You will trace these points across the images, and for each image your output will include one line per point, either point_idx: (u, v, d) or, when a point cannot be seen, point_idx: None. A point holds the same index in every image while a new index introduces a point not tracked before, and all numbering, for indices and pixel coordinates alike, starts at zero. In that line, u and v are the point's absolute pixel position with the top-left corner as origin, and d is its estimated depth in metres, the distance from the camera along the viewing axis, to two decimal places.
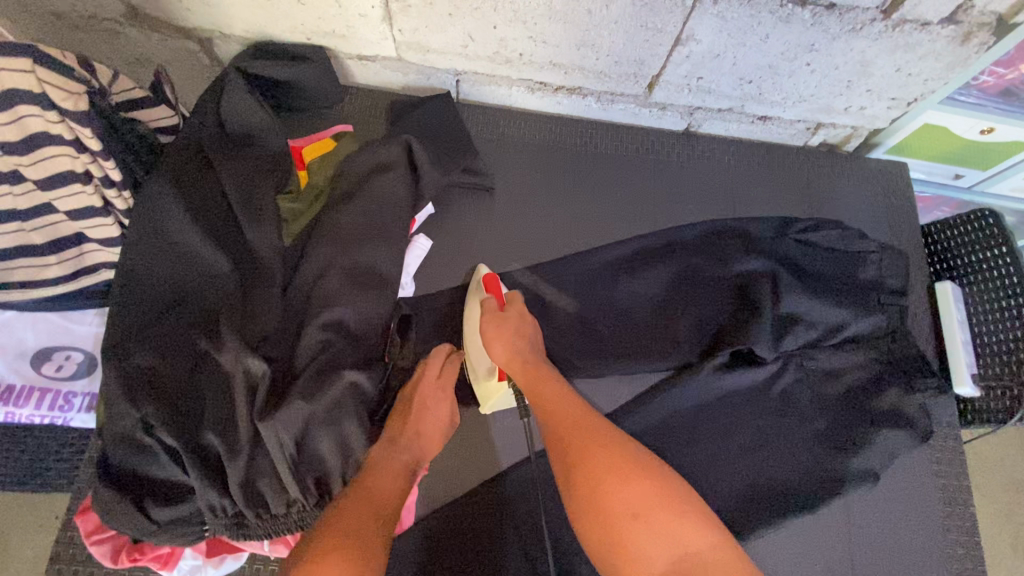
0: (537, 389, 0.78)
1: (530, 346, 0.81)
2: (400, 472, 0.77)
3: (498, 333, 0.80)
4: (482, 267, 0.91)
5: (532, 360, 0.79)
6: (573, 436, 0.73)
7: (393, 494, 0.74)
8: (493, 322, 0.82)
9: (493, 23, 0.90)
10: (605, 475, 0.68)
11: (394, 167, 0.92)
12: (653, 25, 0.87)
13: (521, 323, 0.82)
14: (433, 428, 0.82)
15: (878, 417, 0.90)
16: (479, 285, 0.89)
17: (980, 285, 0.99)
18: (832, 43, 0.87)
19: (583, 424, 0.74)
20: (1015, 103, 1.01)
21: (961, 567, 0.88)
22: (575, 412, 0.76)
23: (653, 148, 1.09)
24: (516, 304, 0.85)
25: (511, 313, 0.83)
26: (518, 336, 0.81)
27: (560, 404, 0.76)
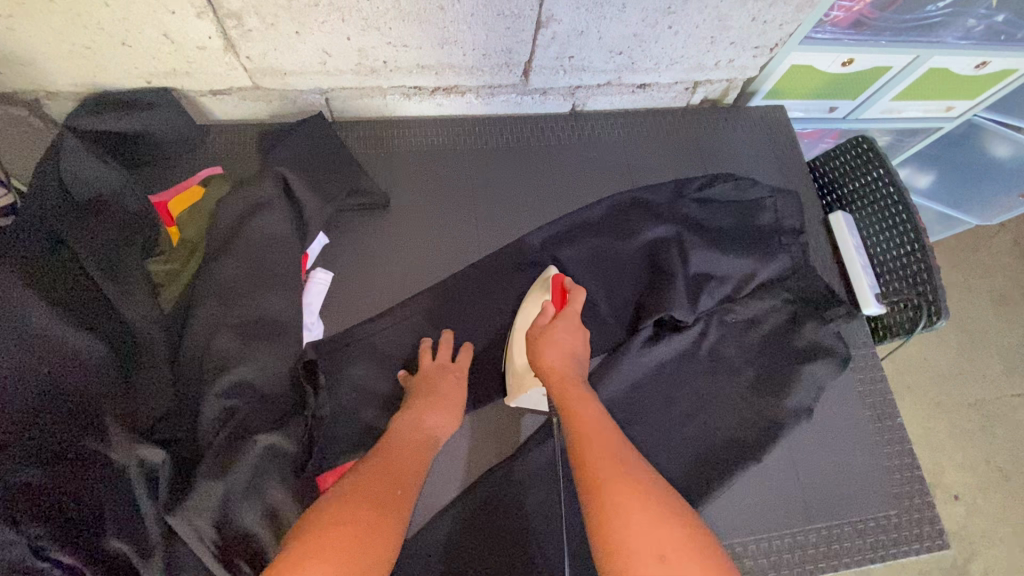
0: (570, 405, 0.70)
1: (575, 362, 0.77)
2: (415, 447, 0.73)
3: (551, 335, 0.78)
4: (550, 268, 0.92)
5: (574, 374, 0.75)
6: (605, 462, 0.61)
7: (409, 468, 0.70)
8: (547, 326, 0.80)
9: (345, 34, 0.84)
10: (619, 485, 0.59)
11: (269, 205, 0.84)
12: (510, 12, 0.84)
13: (573, 335, 0.79)
14: (452, 397, 0.81)
15: (800, 354, 0.93)
16: (545, 283, 0.90)
17: (866, 209, 1.04)
18: (687, 3, 0.87)
19: (610, 443, 0.64)
20: (866, 32, 1.09)
21: (900, 478, 0.92)
22: (604, 436, 0.65)
23: (544, 132, 1.08)
24: (575, 306, 0.82)
25: (566, 320, 0.80)
26: (566, 347, 0.77)
27: (594, 427, 0.66)
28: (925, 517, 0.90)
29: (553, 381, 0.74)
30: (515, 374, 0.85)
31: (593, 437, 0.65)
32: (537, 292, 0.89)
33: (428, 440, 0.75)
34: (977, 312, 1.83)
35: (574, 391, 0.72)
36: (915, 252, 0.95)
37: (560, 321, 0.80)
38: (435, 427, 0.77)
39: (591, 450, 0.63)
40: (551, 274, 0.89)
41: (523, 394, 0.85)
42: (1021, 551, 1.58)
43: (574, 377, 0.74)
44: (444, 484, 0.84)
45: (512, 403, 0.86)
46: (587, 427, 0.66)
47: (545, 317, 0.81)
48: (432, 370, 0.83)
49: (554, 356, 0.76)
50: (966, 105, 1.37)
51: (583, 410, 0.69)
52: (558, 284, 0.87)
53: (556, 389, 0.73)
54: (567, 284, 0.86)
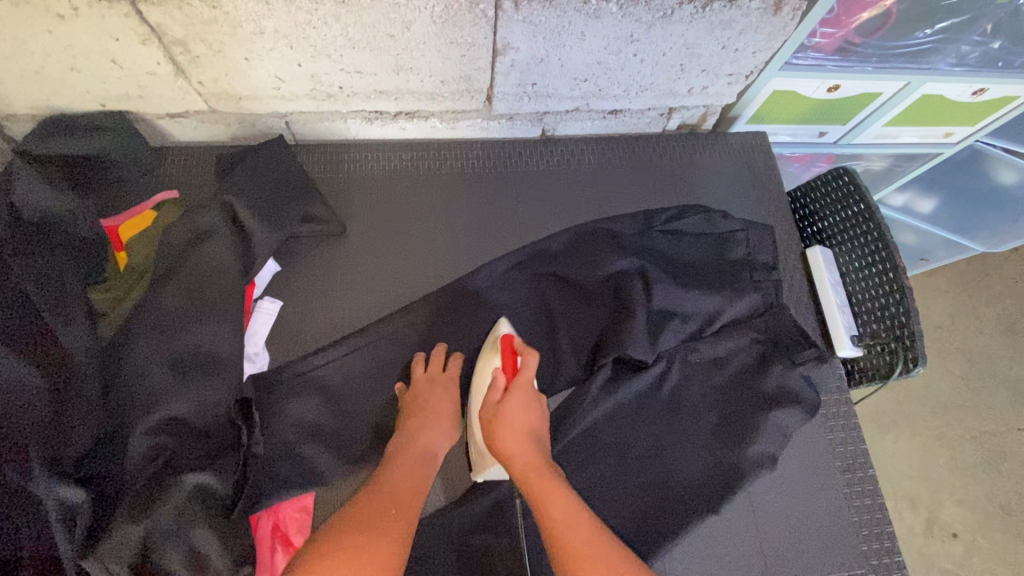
0: (542, 494, 0.70)
1: (534, 442, 0.76)
2: (414, 468, 0.73)
3: (504, 416, 0.77)
4: (502, 323, 0.88)
5: (538, 456, 0.74)
6: (580, 556, 0.63)
7: (409, 489, 0.71)
8: (500, 402, 0.78)
9: (295, 60, 0.82)
10: None
11: (216, 234, 0.84)
12: (464, 40, 0.81)
13: (527, 410, 0.78)
14: (444, 411, 0.80)
15: (767, 399, 0.89)
16: (495, 346, 0.86)
17: (845, 245, 1.00)
18: (650, 31, 0.83)
19: (582, 536, 0.65)
20: (851, 58, 1.04)
21: (868, 533, 0.87)
22: (578, 517, 0.67)
23: (511, 158, 1.05)
24: (526, 375, 0.80)
25: (518, 393, 0.79)
26: (521, 426, 0.76)
27: (568, 513, 0.67)
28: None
29: (516, 469, 0.72)
30: (475, 453, 0.81)
31: (567, 528, 0.66)
32: (486, 358, 0.86)
33: (428, 457, 0.76)
34: (983, 342, 1.75)
35: (542, 478, 0.71)
36: (892, 294, 0.90)
37: (512, 394, 0.78)
38: (430, 444, 0.77)
39: (564, 542, 0.65)
40: (500, 328, 0.87)
41: (489, 470, 0.80)
42: None
43: (537, 455, 0.74)
44: None
45: (479, 478, 0.82)
46: (558, 515, 0.67)
47: (496, 390, 0.80)
48: (423, 384, 0.81)
49: (514, 440, 0.74)
50: (966, 131, 1.31)
51: (551, 499, 0.69)
52: (508, 345, 0.83)
53: (522, 477, 0.72)
54: (517, 346, 0.83)
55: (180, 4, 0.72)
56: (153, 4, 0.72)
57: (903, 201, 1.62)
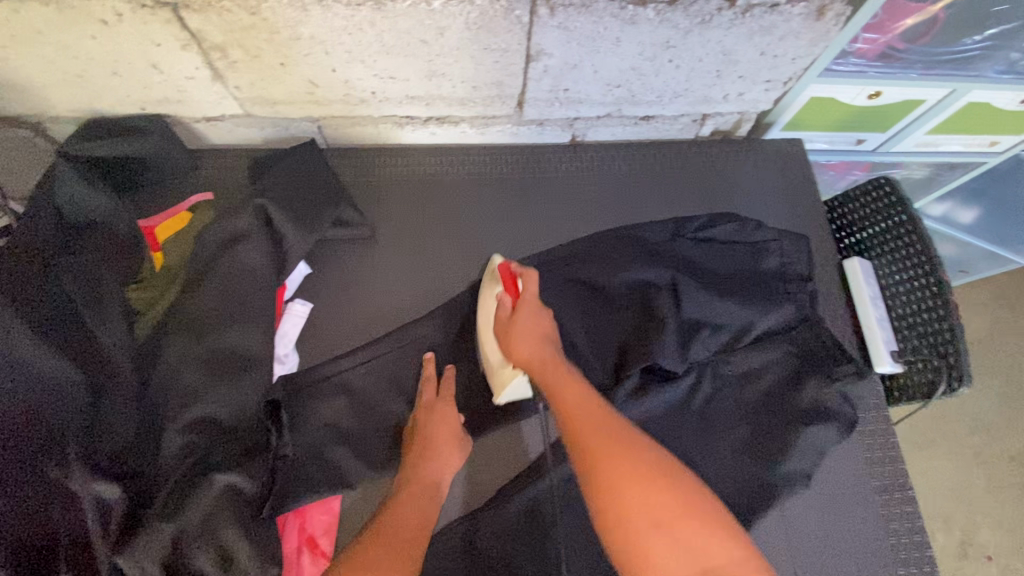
0: (558, 388, 0.69)
1: (549, 343, 0.75)
2: (420, 507, 0.72)
3: (516, 326, 0.77)
4: (493, 257, 0.88)
5: (553, 353, 0.74)
6: (597, 437, 0.62)
7: (411, 528, 0.69)
8: (509, 317, 0.78)
9: (330, 66, 0.83)
10: (620, 469, 0.59)
11: (249, 237, 0.84)
12: (497, 46, 0.80)
13: (537, 317, 0.78)
14: (444, 439, 0.78)
15: (801, 415, 0.86)
16: (493, 275, 0.85)
17: (885, 257, 0.96)
18: (687, 37, 0.81)
19: (601, 422, 0.64)
20: (895, 64, 1.01)
21: (907, 557, 0.84)
22: (593, 408, 0.66)
23: (540, 163, 1.04)
24: (530, 289, 0.80)
25: (526, 308, 0.78)
26: (533, 331, 0.76)
27: (581, 400, 0.67)
28: None
29: (534, 371, 0.73)
30: (495, 373, 0.81)
31: (580, 408, 0.65)
32: (488, 288, 0.86)
33: (434, 484, 0.75)
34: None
35: (558, 374, 0.71)
36: (936, 309, 0.88)
37: (520, 308, 0.78)
38: (435, 477, 0.76)
39: (580, 427, 0.64)
40: (495, 261, 0.86)
41: (508, 388, 0.80)
42: None
43: (553, 355, 0.73)
44: None
45: (501, 399, 0.82)
46: (571, 399, 0.67)
47: (506, 308, 0.80)
48: (418, 413, 0.81)
49: (526, 343, 0.75)
50: (1012, 140, 1.26)
51: (566, 383, 0.69)
52: (507, 271, 0.83)
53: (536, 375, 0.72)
54: (514, 270, 0.83)
55: (221, 11, 0.73)
56: (194, 10, 0.73)
57: (942, 211, 1.58)
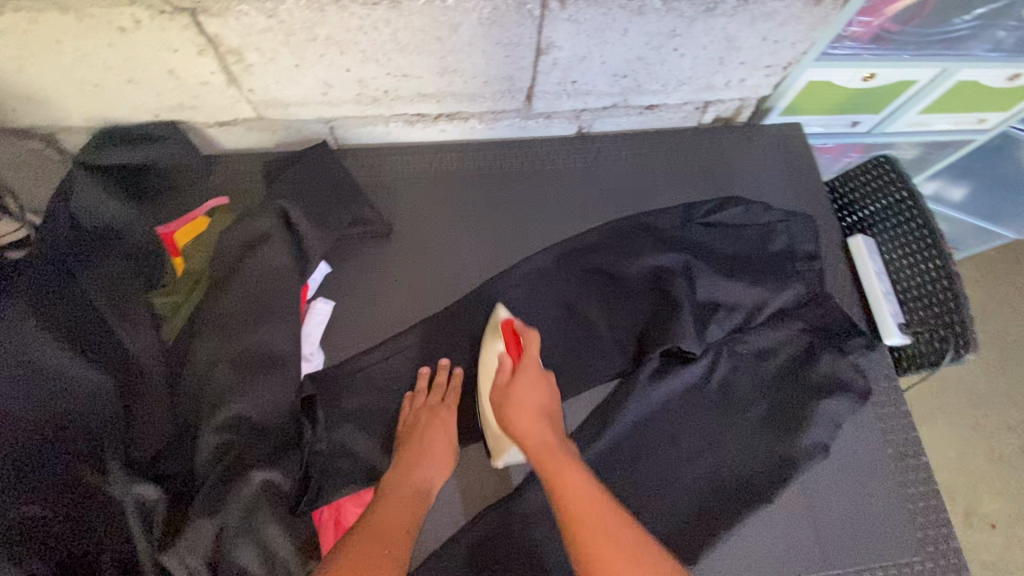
0: (554, 476, 0.70)
1: (546, 422, 0.77)
2: (410, 510, 0.72)
3: (515, 400, 0.77)
4: (499, 309, 0.90)
5: (550, 436, 0.74)
6: (595, 542, 0.64)
7: (398, 535, 0.69)
8: (507, 384, 0.80)
9: (345, 66, 0.84)
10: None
11: (272, 237, 0.85)
12: (509, 41, 0.82)
13: (539, 388, 0.79)
14: (439, 446, 0.79)
15: (816, 388, 0.89)
16: (494, 330, 0.87)
17: (887, 233, 1.00)
18: (692, 25, 0.84)
19: (598, 519, 0.65)
20: (889, 46, 1.04)
21: (925, 521, 0.87)
22: (600, 506, 0.67)
23: (549, 156, 1.06)
24: (531, 354, 0.82)
25: (526, 373, 0.80)
26: (532, 407, 0.77)
27: (581, 491, 0.68)
28: (950, 564, 0.85)
29: (530, 453, 0.73)
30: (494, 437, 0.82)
31: (583, 505, 0.67)
32: (489, 343, 0.86)
33: (423, 493, 0.75)
34: (1017, 330, 1.74)
35: (555, 460, 0.71)
36: (941, 280, 0.91)
37: (521, 375, 0.80)
38: (426, 479, 0.76)
39: (580, 521, 0.65)
40: (501, 312, 0.88)
41: (506, 454, 0.81)
42: None
43: (550, 439, 0.74)
44: (444, 523, 0.82)
45: (499, 463, 0.83)
46: (572, 492, 0.68)
47: (505, 372, 0.81)
48: (416, 414, 0.82)
49: (524, 418, 0.76)
50: (1000, 116, 1.31)
51: (568, 472, 0.70)
52: (509, 328, 0.86)
53: (535, 457, 0.73)
54: (518, 328, 0.85)
55: (239, 15, 0.74)
56: (213, 15, 0.74)
57: (933, 188, 1.63)
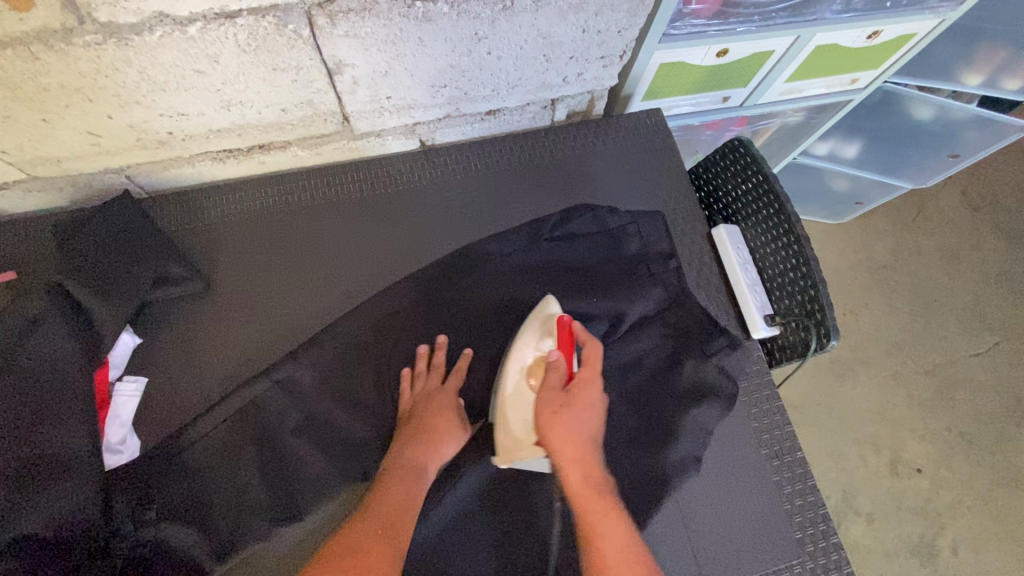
0: (594, 513, 0.64)
1: (594, 449, 0.70)
2: (409, 486, 0.69)
3: (569, 419, 0.70)
4: (550, 302, 0.81)
5: (596, 471, 0.68)
6: None
7: (404, 510, 0.66)
8: (563, 399, 0.72)
9: (103, 113, 0.73)
10: None
11: (45, 322, 0.73)
12: (287, 65, 0.72)
13: (592, 408, 0.72)
14: (443, 422, 0.75)
15: (684, 398, 0.84)
16: (546, 327, 0.79)
17: (751, 219, 0.94)
18: (495, 26, 0.75)
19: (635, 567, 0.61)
20: (733, 19, 0.96)
21: (802, 519, 0.84)
22: (633, 567, 0.61)
23: (389, 175, 0.97)
24: (593, 370, 0.75)
25: (587, 388, 0.73)
26: (585, 431, 0.70)
27: (617, 543, 0.62)
28: (830, 560, 0.82)
29: (573, 480, 0.66)
30: (511, 438, 0.75)
31: (617, 557, 0.62)
32: (534, 339, 0.79)
33: (425, 469, 0.71)
34: (924, 275, 1.75)
35: (598, 499, 0.65)
36: (801, 269, 0.86)
37: (577, 393, 0.72)
38: (432, 453, 0.72)
39: (611, 566, 0.61)
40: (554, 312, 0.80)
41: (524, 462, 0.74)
42: (994, 522, 1.49)
43: (597, 470, 0.68)
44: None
45: (506, 465, 0.75)
46: (610, 541, 0.62)
47: (557, 382, 0.74)
48: (420, 396, 0.77)
49: (572, 443, 0.68)
50: (872, 74, 1.24)
51: (606, 517, 0.64)
52: (567, 330, 0.78)
53: (577, 487, 0.66)
54: (577, 333, 0.77)
55: None
56: None
57: (828, 148, 1.56)
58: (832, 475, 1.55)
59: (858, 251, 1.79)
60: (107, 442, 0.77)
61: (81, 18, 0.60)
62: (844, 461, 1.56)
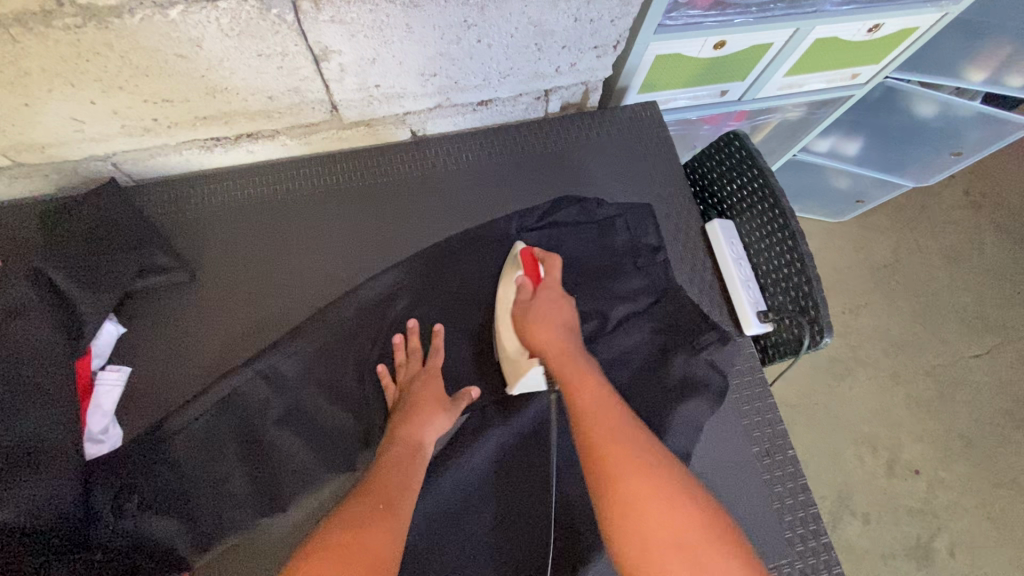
0: (569, 376, 0.67)
1: (568, 333, 0.73)
2: (405, 465, 0.68)
3: (537, 313, 0.75)
4: (516, 244, 0.86)
5: (570, 345, 0.72)
6: (603, 426, 0.61)
7: (399, 486, 0.65)
8: (530, 302, 0.77)
9: (86, 98, 0.72)
10: (632, 458, 0.58)
11: (31, 309, 0.72)
12: (272, 51, 0.71)
13: (559, 306, 0.76)
14: (430, 400, 0.74)
15: (673, 393, 0.83)
16: (513, 261, 0.83)
17: (745, 214, 0.93)
18: (485, 13, 0.74)
19: (614, 411, 0.63)
20: (729, 10, 0.95)
21: (793, 518, 0.83)
22: (613, 408, 0.63)
23: (379, 164, 0.96)
24: (553, 275, 0.79)
25: (546, 291, 0.77)
26: (554, 317, 0.74)
27: (600, 399, 0.64)
28: (821, 560, 0.81)
29: (548, 356, 0.71)
30: (507, 358, 0.78)
31: (600, 413, 0.63)
32: (508, 271, 0.83)
33: (418, 446, 0.70)
34: (924, 274, 1.73)
35: (571, 364, 0.69)
36: (795, 264, 0.84)
37: (542, 293, 0.77)
38: (426, 430, 0.72)
39: (590, 410, 0.63)
40: (518, 245, 0.84)
41: (523, 376, 0.76)
42: (991, 524, 1.48)
43: (571, 344, 0.72)
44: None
45: (515, 390, 0.77)
46: (591, 399, 0.64)
47: (524, 292, 0.78)
48: (405, 381, 0.78)
49: (545, 330, 0.73)
50: (872, 70, 1.22)
51: (586, 381, 0.66)
52: (528, 255, 0.82)
53: (554, 359, 0.70)
54: (536, 254, 0.82)
55: None
56: None
57: (828, 145, 1.54)
58: (828, 475, 1.54)
59: (858, 249, 1.78)
60: (90, 432, 0.76)
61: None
62: (840, 461, 1.55)
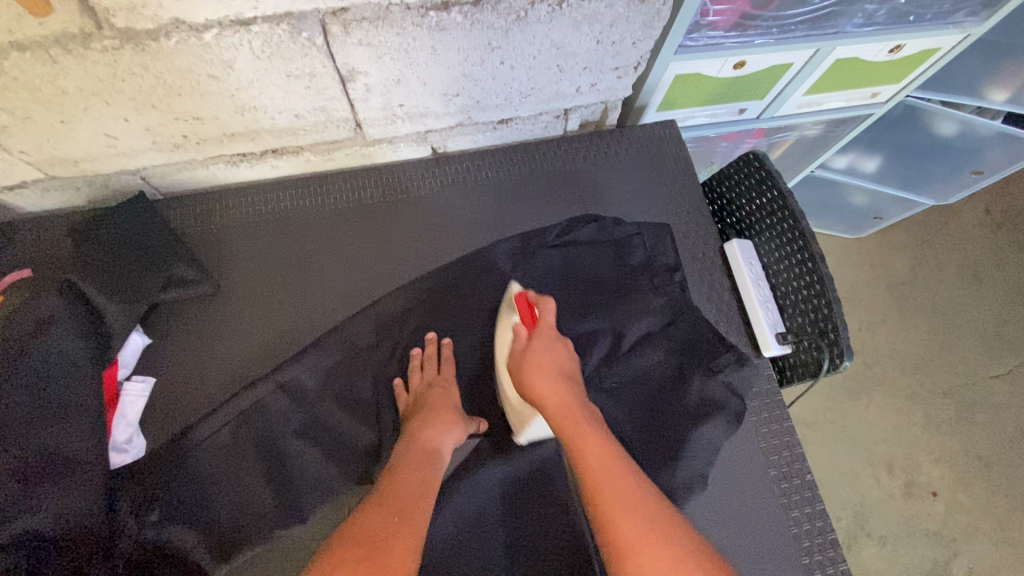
0: (569, 431, 0.64)
1: (567, 382, 0.70)
2: (422, 472, 0.67)
3: (531, 362, 0.72)
4: (511, 283, 0.83)
5: (568, 397, 0.68)
6: (611, 497, 0.57)
7: (417, 491, 0.64)
8: (524, 350, 0.74)
9: (119, 115, 0.74)
10: (638, 535, 0.55)
11: (60, 320, 0.74)
12: (301, 71, 0.72)
13: (555, 351, 0.73)
14: (445, 408, 0.75)
15: (690, 414, 0.82)
16: (508, 304, 0.82)
17: (764, 235, 0.93)
18: (509, 36, 0.75)
19: (615, 476, 0.59)
20: (750, 32, 0.95)
21: (811, 544, 0.82)
22: (612, 467, 0.60)
23: (400, 181, 0.97)
24: (548, 322, 0.76)
25: (542, 337, 0.74)
26: (549, 367, 0.71)
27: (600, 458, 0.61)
28: None
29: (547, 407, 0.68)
30: (512, 411, 0.77)
31: (600, 466, 0.60)
32: (506, 316, 0.81)
33: (434, 452, 0.70)
34: (944, 293, 1.71)
35: (570, 419, 0.65)
36: (815, 287, 0.84)
37: (537, 339, 0.74)
38: (444, 436, 0.72)
39: (593, 472, 0.60)
40: (512, 289, 0.82)
41: (529, 427, 0.75)
42: (1013, 550, 1.44)
43: (569, 396, 0.68)
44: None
45: (520, 438, 0.77)
46: (589, 454, 0.61)
47: (519, 341, 0.76)
48: (421, 388, 0.78)
49: (542, 382, 0.69)
50: (892, 90, 1.22)
51: (581, 438, 0.63)
52: (523, 299, 0.79)
53: (553, 416, 0.67)
54: (531, 298, 0.79)
55: None
56: None
57: (847, 162, 1.53)
58: (843, 495, 1.52)
59: (876, 266, 1.76)
60: (113, 441, 0.77)
61: (100, 23, 0.61)
62: (856, 481, 1.53)
